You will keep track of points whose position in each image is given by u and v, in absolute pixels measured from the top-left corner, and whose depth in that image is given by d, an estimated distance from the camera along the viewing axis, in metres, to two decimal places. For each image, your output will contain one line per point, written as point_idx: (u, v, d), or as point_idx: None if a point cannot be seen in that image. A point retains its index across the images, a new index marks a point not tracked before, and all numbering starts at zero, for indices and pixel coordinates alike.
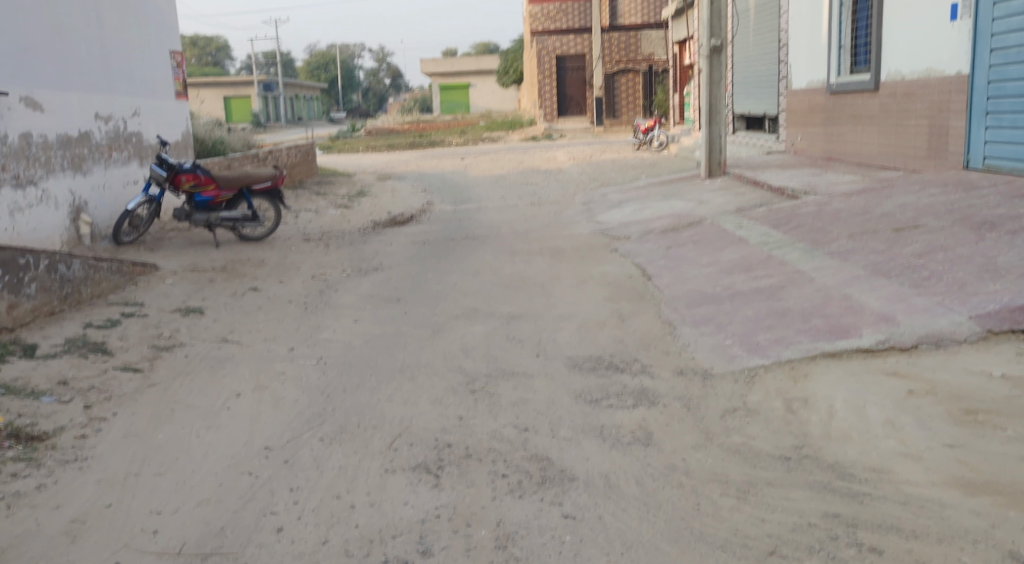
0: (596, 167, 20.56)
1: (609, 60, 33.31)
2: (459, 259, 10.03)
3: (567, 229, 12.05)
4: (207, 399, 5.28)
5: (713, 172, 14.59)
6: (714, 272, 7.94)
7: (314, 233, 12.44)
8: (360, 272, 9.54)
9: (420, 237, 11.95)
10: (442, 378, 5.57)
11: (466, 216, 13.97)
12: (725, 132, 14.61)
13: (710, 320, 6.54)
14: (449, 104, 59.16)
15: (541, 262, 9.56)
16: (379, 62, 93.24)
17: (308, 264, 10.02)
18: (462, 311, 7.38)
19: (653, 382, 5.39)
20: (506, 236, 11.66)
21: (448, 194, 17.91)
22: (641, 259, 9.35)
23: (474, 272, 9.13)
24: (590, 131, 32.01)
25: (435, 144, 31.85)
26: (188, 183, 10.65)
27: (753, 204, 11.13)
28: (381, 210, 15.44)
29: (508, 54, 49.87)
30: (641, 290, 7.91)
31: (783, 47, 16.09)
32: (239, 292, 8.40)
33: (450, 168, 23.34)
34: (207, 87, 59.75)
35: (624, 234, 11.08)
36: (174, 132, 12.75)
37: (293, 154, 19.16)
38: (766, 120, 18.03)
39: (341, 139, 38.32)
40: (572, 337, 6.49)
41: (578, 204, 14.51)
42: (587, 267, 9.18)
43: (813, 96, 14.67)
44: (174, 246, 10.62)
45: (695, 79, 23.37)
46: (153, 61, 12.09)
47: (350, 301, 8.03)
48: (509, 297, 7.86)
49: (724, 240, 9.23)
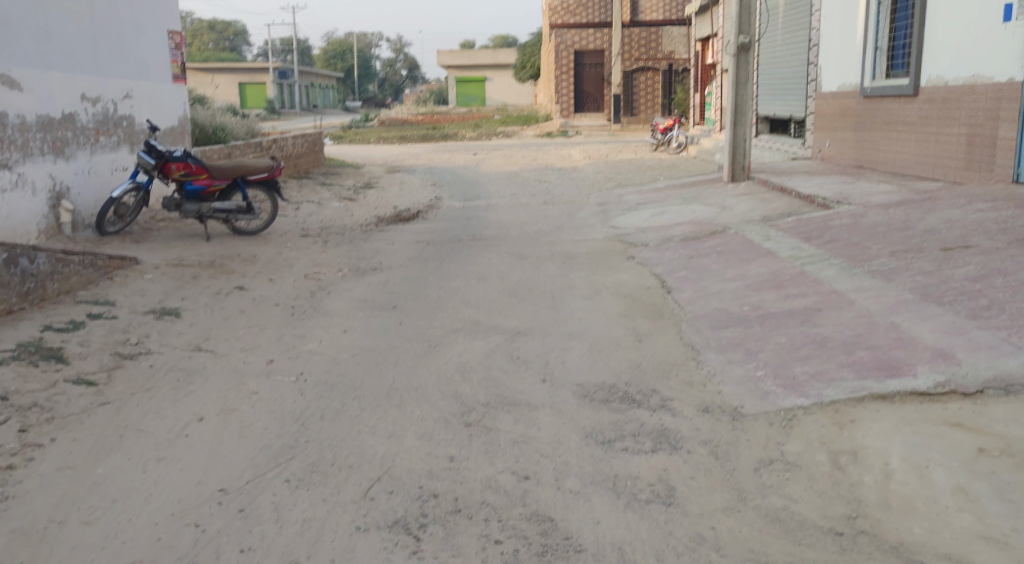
0: (612, 166, 19.85)
1: (628, 57, 32.55)
2: (464, 262, 9.35)
3: (580, 233, 11.36)
4: (163, 423, 4.63)
5: (736, 176, 13.87)
6: (741, 289, 7.23)
7: (313, 228, 11.79)
8: (357, 273, 8.86)
9: (425, 236, 11.29)
10: (433, 406, 4.89)
11: (475, 214, 13.31)
12: (750, 134, 13.88)
13: (738, 345, 5.84)
14: (465, 97, 58.57)
15: (550, 270, 8.87)
16: (397, 52, 92.59)
17: (302, 262, 9.36)
18: (463, 324, 6.70)
19: (674, 420, 4.70)
20: (515, 238, 10.99)
21: (458, 189, 17.25)
22: (659, 269, 8.65)
23: (479, 278, 8.44)
24: (606, 129, 31.27)
25: (449, 137, 31.23)
26: (179, 172, 10.00)
27: (780, 213, 10.43)
28: (387, 205, 14.79)
29: (526, 48, 49.23)
30: (660, 306, 7.21)
31: (814, 47, 15.33)
32: (223, 292, 7.74)
33: (462, 163, 22.70)
34: (222, 71, 59.17)
35: (641, 240, 10.38)
36: (170, 117, 12.14)
37: (299, 143, 18.49)
38: (792, 123, 17.29)
39: (353, 129, 37.72)
40: (582, 359, 5.80)
41: (593, 205, 13.81)
42: (600, 277, 8.48)
43: (844, 100, 13.93)
44: (162, 238, 9.99)
45: (718, 78, 22.63)
46: (149, 41, 11.47)
47: (341, 306, 7.36)
48: (514, 310, 7.18)
49: (749, 252, 8.51)
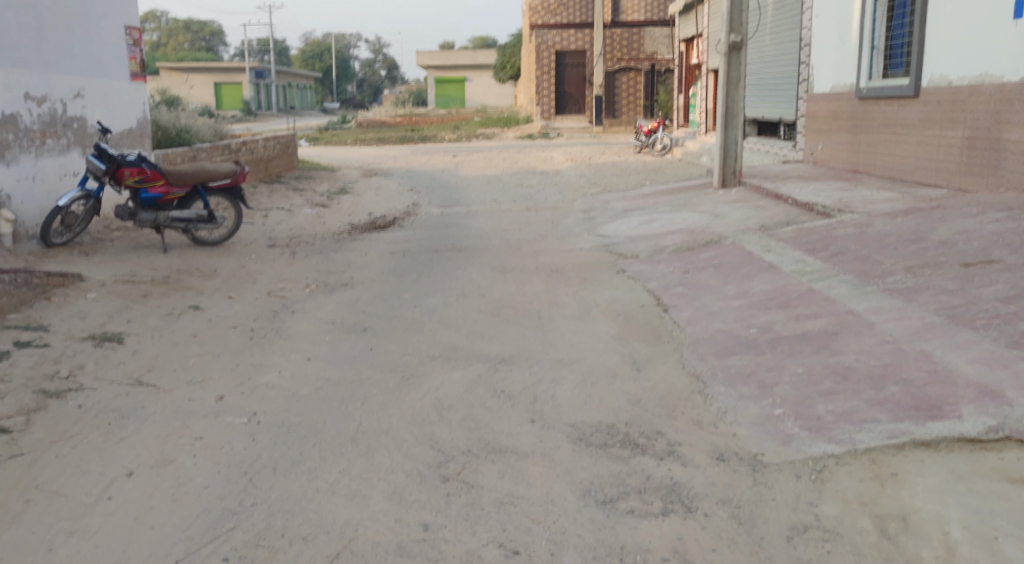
0: (596, 170, 19.24)
1: (610, 58, 31.99)
2: (441, 276, 8.66)
3: (565, 242, 10.71)
4: (83, 482, 3.95)
5: (727, 182, 13.24)
6: (745, 309, 6.60)
7: (281, 237, 11.08)
8: (325, 289, 8.16)
9: (400, 246, 10.60)
10: (406, 456, 4.22)
11: (454, 221, 12.64)
12: (741, 138, 13.29)
13: (749, 376, 5.20)
14: (444, 98, 57.86)
15: (535, 285, 8.21)
16: (375, 53, 91.71)
17: (266, 276, 8.65)
18: (440, 350, 6.02)
19: (686, 471, 4.05)
20: (497, 248, 10.33)
21: (436, 194, 16.57)
22: (653, 284, 8.02)
23: (458, 295, 7.76)
24: (588, 132, 30.67)
25: (427, 139, 30.54)
26: (132, 178, 9.22)
27: (777, 221, 9.84)
28: (361, 211, 14.08)
29: (505, 49, 48.62)
30: (657, 328, 6.58)
31: (805, 46, 14.77)
32: (176, 312, 7.02)
33: (441, 165, 22.02)
34: (197, 72, 58.16)
35: (631, 251, 9.74)
36: (129, 118, 11.41)
37: (270, 146, 17.74)
38: (781, 126, 16.73)
39: (330, 131, 36.99)
40: (576, 394, 5.14)
41: (578, 212, 13.18)
42: (590, 294, 7.83)
43: (838, 102, 13.38)
44: (115, 250, 9.27)
45: (703, 79, 22.06)
46: (104, 38, 10.75)
47: (306, 329, 6.66)
48: (496, 333, 6.51)
49: (749, 266, 7.88)
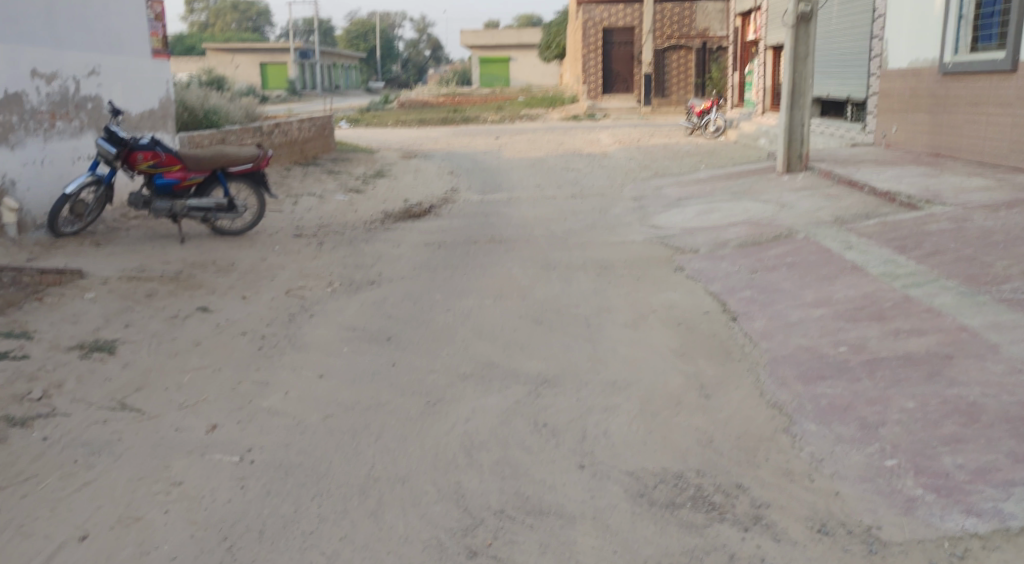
0: (645, 153, 18.25)
1: (660, 35, 30.75)
2: (479, 273, 7.85)
3: (616, 234, 9.83)
4: (30, 552, 3.22)
5: (792, 167, 12.23)
6: (829, 320, 5.66)
7: (309, 227, 10.33)
8: (350, 288, 7.37)
9: (437, 237, 9.80)
10: (424, 518, 3.45)
11: (494, 209, 11.81)
12: (808, 118, 12.26)
13: (847, 410, 4.28)
14: (488, 78, 56.91)
15: (583, 285, 7.35)
16: (420, 32, 90.84)
17: (288, 271, 7.87)
18: (474, 367, 5.20)
19: (779, 549, 3.23)
20: (541, 239, 9.50)
21: (477, 178, 15.74)
22: (718, 287, 7.10)
23: (497, 297, 6.94)
24: (636, 112, 29.60)
25: (470, 120, 29.64)
26: (146, 163, 8.50)
27: (853, 213, 8.88)
28: (397, 197, 13.30)
29: (552, 27, 47.46)
30: (726, 341, 5.66)
31: (879, 18, 13.87)
32: (180, 315, 6.25)
33: (484, 148, 21.16)
34: (242, 52, 57.82)
35: (689, 245, 8.83)
36: (151, 98, 10.70)
37: (305, 127, 16.98)
38: (848, 105, 15.65)
39: (372, 111, 36.34)
40: (633, 429, 4.27)
41: (628, 199, 12.26)
42: (646, 297, 6.94)
43: (917, 79, 12.59)
44: (128, 241, 8.55)
45: (761, 56, 20.95)
46: (122, 11, 10.05)
47: (323, 337, 5.87)
48: (539, 346, 5.66)
49: (829, 267, 6.93)
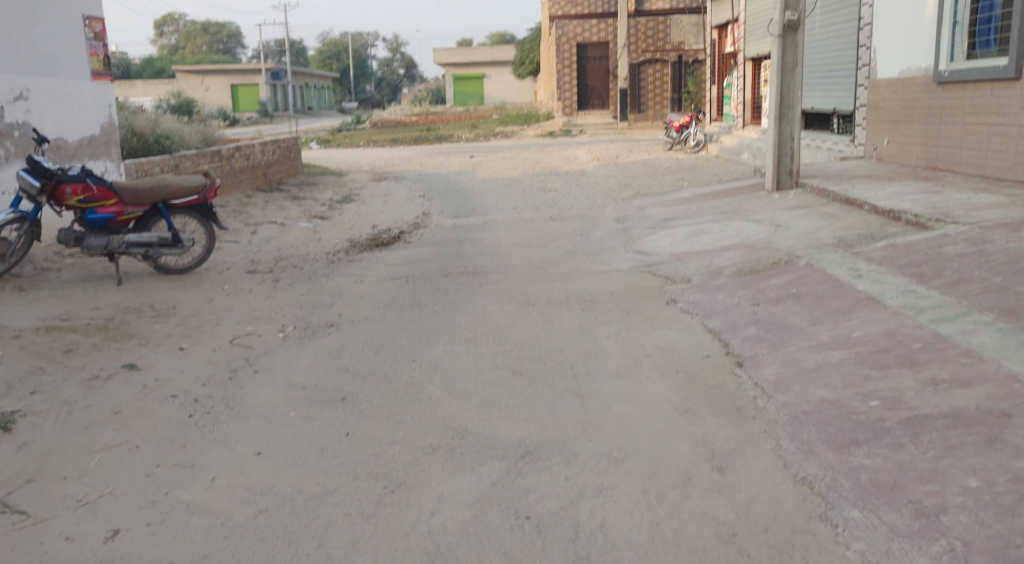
0: (625, 169, 17.57)
1: (634, 49, 30.22)
2: (449, 311, 7.04)
3: (599, 261, 9.07)
4: None
5: (782, 184, 11.56)
6: (852, 367, 4.89)
7: (265, 260, 9.49)
8: (304, 333, 6.54)
9: (405, 268, 9.00)
10: None
11: (467, 234, 11.03)
12: (799, 132, 11.60)
13: (895, 491, 3.52)
14: (462, 96, 56.25)
15: (567, 324, 6.57)
16: (393, 52, 90.21)
17: (236, 315, 7.03)
18: (442, 437, 4.39)
19: None
20: (518, 269, 8.73)
21: (451, 200, 14.98)
22: (717, 324, 6.34)
23: (470, 341, 6.14)
24: (612, 128, 28.97)
25: (444, 139, 28.89)
26: (75, 198, 7.65)
27: (856, 234, 8.17)
28: (364, 224, 12.50)
29: (525, 44, 46.92)
30: (735, 394, 4.88)
31: (866, 26, 13.23)
32: (102, 374, 5.40)
33: (458, 168, 20.39)
34: (212, 75, 56.90)
35: (680, 273, 8.07)
36: (90, 123, 9.83)
37: (268, 151, 16.15)
38: (835, 117, 15.04)
39: (344, 132, 35.54)
40: (635, 524, 3.48)
41: (610, 221, 11.51)
42: (637, 337, 6.17)
43: (909, 89, 11.95)
44: (58, 284, 7.69)
45: (740, 68, 20.38)
46: (52, 30, 9.22)
47: (266, 399, 5.04)
48: (519, 404, 4.86)
49: (841, 299, 6.18)
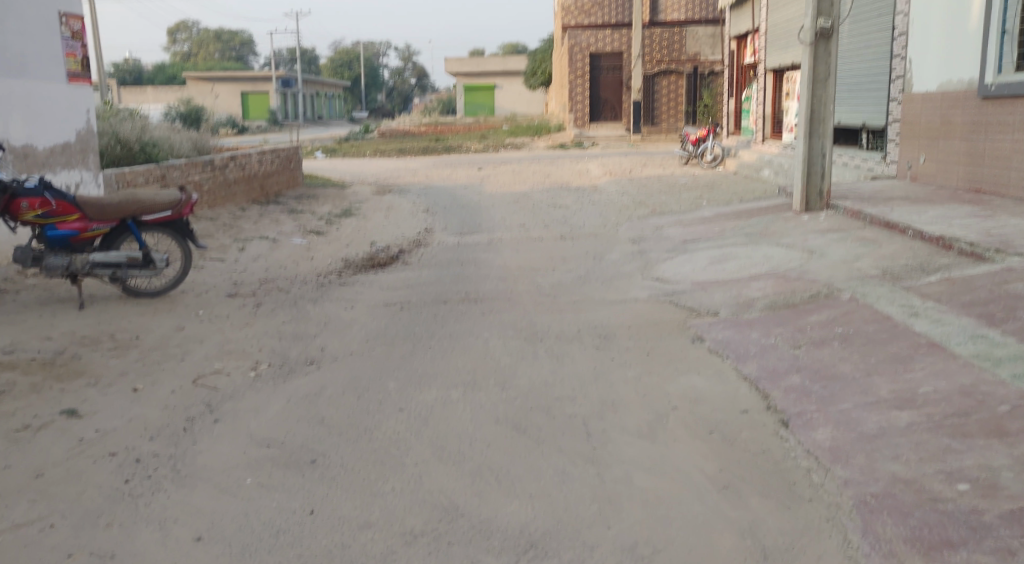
0: (640, 185, 16.76)
1: (649, 61, 29.46)
2: (447, 345, 6.25)
3: (615, 287, 8.26)
4: None
5: (811, 205, 10.73)
6: (926, 434, 4.07)
7: (250, 281, 8.71)
8: (279, 371, 5.74)
9: (402, 292, 8.22)
10: None
11: (472, 254, 10.24)
12: (830, 149, 10.78)
13: None
14: (472, 107, 55.60)
15: (580, 366, 5.74)
16: (404, 62, 89.70)
17: (206, 347, 6.23)
18: (427, 519, 3.60)
19: None
20: (526, 296, 7.94)
21: (456, 215, 14.20)
22: (752, 369, 5.49)
23: (468, 385, 5.34)
24: (625, 141, 28.23)
25: (452, 150, 28.10)
26: (32, 213, 6.88)
27: (903, 264, 7.36)
28: (362, 240, 11.73)
29: (537, 55, 46.28)
30: (783, 465, 4.06)
31: (900, 36, 12.43)
32: (35, 422, 4.61)
33: (465, 180, 19.60)
34: (222, 83, 56.45)
35: (706, 305, 7.25)
36: (65, 129, 9.06)
37: (266, 160, 15.39)
38: (863, 133, 14.21)
39: (350, 141, 34.80)
40: None
41: (625, 242, 10.70)
42: (660, 385, 5.33)
43: (949, 104, 11.14)
44: (14, 307, 6.90)
45: (760, 81, 19.60)
46: (23, 28, 8.49)
47: (221, 459, 4.23)
48: (522, 474, 4.04)
49: (898, 343, 5.36)
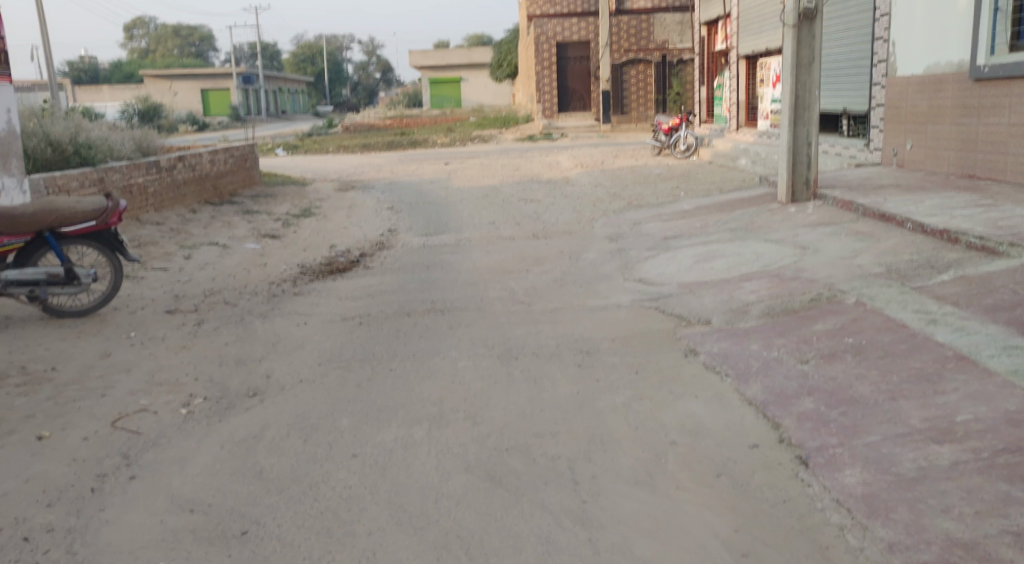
0: (613, 176, 16.10)
1: (616, 49, 28.78)
2: (409, 369, 5.52)
3: (593, 292, 7.58)
4: None
5: (797, 196, 10.11)
6: (977, 478, 3.43)
7: (193, 294, 7.92)
8: (216, 407, 4.99)
9: (359, 304, 7.47)
10: None
11: (437, 258, 9.51)
12: (816, 136, 10.15)
13: None
14: (438, 99, 54.64)
15: (560, 391, 5.03)
16: (368, 54, 88.42)
17: (132, 377, 5.46)
18: None
19: None
20: (496, 305, 7.23)
21: (421, 213, 13.45)
22: (757, 390, 4.81)
23: (432, 420, 4.62)
24: (595, 131, 27.57)
25: (418, 144, 27.28)
26: None
27: (909, 260, 6.73)
28: (320, 243, 10.95)
29: (503, 46, 45.46)
30: (809, 522, 3.41)
31: (883, 16, 11.80)
32: None
33: (432, 175, 18.84)
34: (182, 79, 55.10)
35: (695, 311, 6.57)
36: None
37: (218, 159, 14.52)
38: (844, 117, 13.60)
39: (313, 137, 33.87)
40: None
41: (602, 240, 10.02)
42: (654, 413, 4.63)
43: (938, 86, 10.54)
44: None
45: (732, 67, 18.98)
46: None
47: (134, 534, 3.51)
48: (496, 545, 3.36)
49: (921, 357, 4.71)
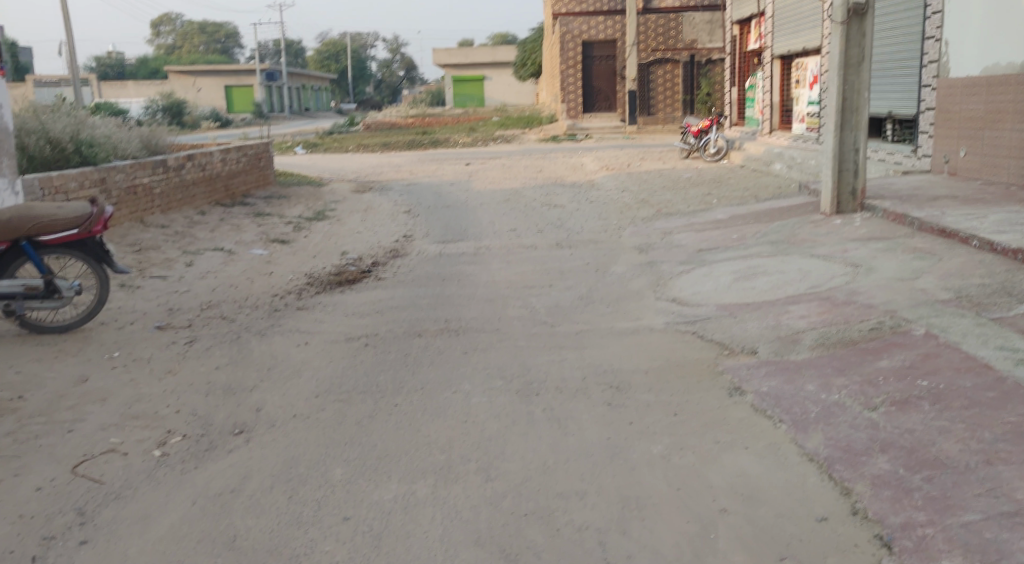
0: (641, 180, 15.40)
1: (643, 48, 28.02)
2: (415, 404, 4.87)
3: (624, 311, 6.91)
4: None
5: (842, 206, 9.37)
6: None
7: (189, 307, 7.32)
8: (194, 447, 4.37)
9: (366, 321, 6.83)
10: None
11: (452, 268, 8.86)
12: (863, 143, 9.41)
13: None
14: (461, 97, 53.99)
15: (588, 436, 4.36)
16: (392, 52, 87.96)
17: (106, 408, 4.85)
18: None
19: None
20: (516, 325, 6.58)
21: (439, 217, 12.82)
22: (820, 442, 4.13)
23: (439, 472, 3.97)
24: (621, 132, 26.84)
25: (440, 144, 26.64)
26: None
27: (980, 284, 6.00)
28: (330, 249, 10.33)
29: (527, 44, 44.73)
30: None
31: (934, 14, 11.02)
32: None
33: (452, 176, 18.19)
34: (205, 75, 54.72)
35: (739, 338, 5.88)
36: None
37: (230, 158, 13.93)
38: (887, 121, 12.83)
39: (333, 135, 33.27)
40: None
41: (631, 251, 9.33)
42: (699, 468, 3.96)
43: (997, 89, 9.76)
44: None
45: (765, 68, 18.20)
46: None
47: None
48: None
49: (1015, 408, 4.01)
